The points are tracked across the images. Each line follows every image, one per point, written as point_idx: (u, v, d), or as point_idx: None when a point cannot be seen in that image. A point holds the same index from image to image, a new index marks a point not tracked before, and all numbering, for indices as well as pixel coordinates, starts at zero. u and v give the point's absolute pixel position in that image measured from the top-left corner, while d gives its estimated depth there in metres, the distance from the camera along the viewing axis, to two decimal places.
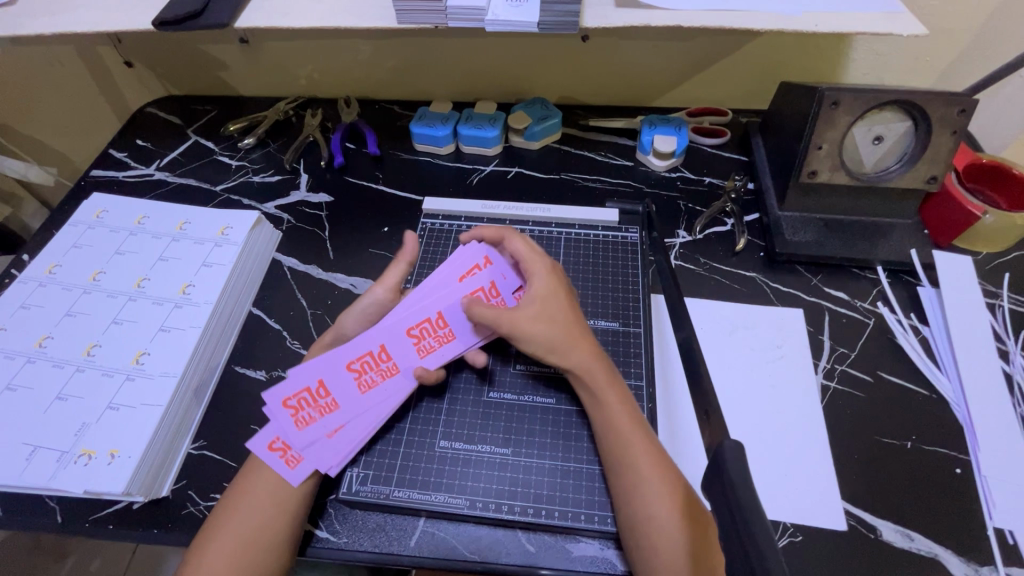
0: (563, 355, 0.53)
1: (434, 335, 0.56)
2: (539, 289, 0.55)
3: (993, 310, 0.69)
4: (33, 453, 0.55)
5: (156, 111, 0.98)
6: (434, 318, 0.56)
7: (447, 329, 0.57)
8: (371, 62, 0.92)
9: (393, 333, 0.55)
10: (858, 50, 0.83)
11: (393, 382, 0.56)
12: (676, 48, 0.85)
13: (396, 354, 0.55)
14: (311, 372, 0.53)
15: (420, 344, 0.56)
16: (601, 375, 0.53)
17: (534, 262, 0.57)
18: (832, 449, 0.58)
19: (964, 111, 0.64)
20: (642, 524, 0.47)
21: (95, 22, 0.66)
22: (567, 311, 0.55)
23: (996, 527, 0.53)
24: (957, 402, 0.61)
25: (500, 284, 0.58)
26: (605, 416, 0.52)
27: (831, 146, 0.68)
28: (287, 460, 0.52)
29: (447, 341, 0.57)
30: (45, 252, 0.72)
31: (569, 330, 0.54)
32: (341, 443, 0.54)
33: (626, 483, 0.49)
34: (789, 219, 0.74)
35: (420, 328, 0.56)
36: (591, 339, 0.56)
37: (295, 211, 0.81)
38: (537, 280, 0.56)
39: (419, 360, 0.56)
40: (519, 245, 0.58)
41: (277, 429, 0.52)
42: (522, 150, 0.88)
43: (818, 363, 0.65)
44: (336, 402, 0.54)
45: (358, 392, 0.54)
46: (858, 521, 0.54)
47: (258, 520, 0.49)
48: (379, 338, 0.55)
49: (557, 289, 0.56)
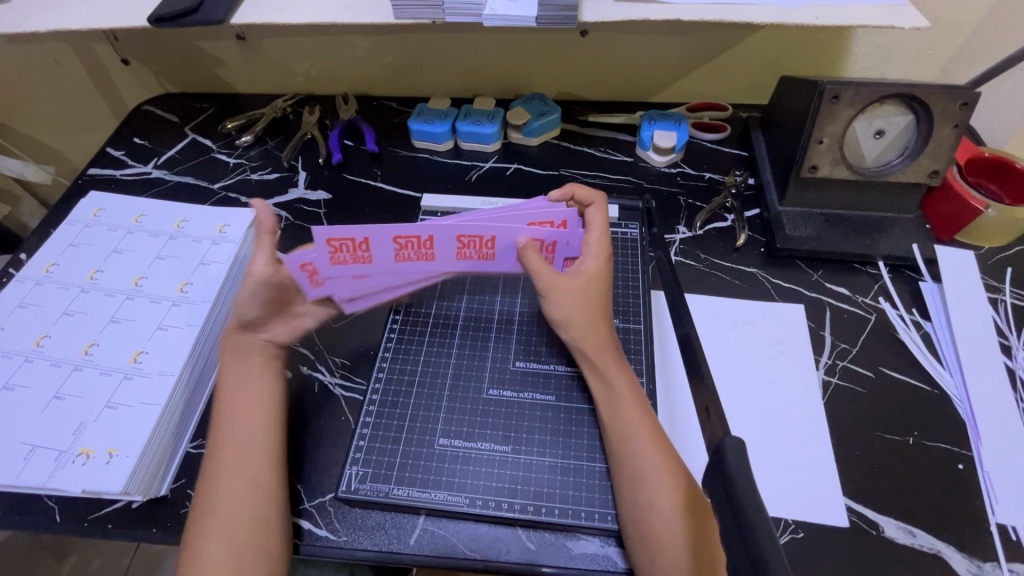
0: (587, 337, 0.55)
1: (479, 250, 0.58)
2: (587, 267, 0.57)
3: (995, 305, 0.69)
4: (30, 453, 0.55)
5: (153, 108, 0.97)
6: (488, 240, 0.57)
7: (491, 251, 0.58)
8: (369, 58, 0.91)
9: (447, 234, 0.55)
10: (858, 44, 0.83)
11: (422, 265, 0.58)
12: (676, 42, 0.85)
13: (440, 247, 0.56)
14: (366, 227, 0.53)
15: (463, 250, 0.58)
16: (614, 368, 0.54)
17: (594, 239, 0.59)
18: (834, 445, 0.58)
19: (966, 104, 0.63)
20: (643, 521, 0.47)
21: (91, 19, 0.66)
22: (600, 294, 0.57)
23: (999, 524, 0.53)
24: (960, 397, 0.61)
25: (560, 247, 0.59)
26: (615, 411, 0.52)
27: (832, 140, 0.67)
28: (312, 280, 0.56)
29: (484, 257, 0.59)
30: (42, 251, 0.71)
31: (594, 311, 0.56)
32: (357, 284, 0.59)
33: (630, 480, 0.49)
34: (790, 214, 0.74)
35: (470, 240, 0.57)
36: (612, 327, 0.57)
37: (293, 209, 0.81)
38: (591, 256, 0.58)
39: (452, 261, 0.58)
40: (598, 216, 0.60)
41: (312, 257, 0.54)
42: (521, 146, 0.88)
43: (820, 359, 0.64)
44: (372, 258, 0.56)
45: (393, 258, 0.56)
46: (859, 517, 0.53)
47: (248, 529, 0.47)
48: (433, 232, 0.55)
49: (604, 271, 0.58)
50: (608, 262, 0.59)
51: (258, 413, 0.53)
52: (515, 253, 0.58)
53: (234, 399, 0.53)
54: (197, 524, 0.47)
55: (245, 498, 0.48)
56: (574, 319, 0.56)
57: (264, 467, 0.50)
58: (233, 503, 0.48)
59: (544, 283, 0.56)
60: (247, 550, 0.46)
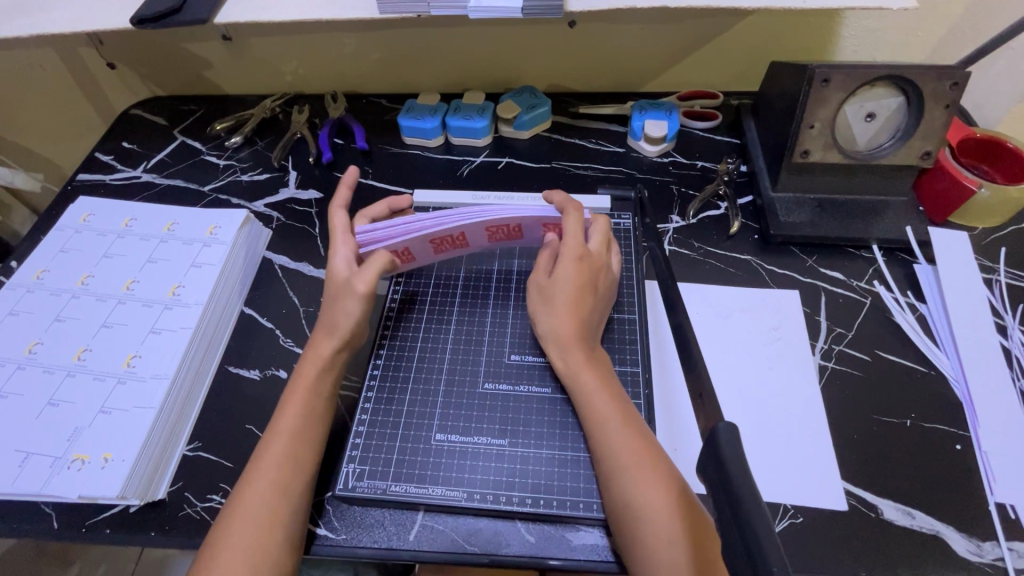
0: (569, 343, 0.55)
1: (508, 234, 0.64)
2: (560, 269, 0.57)
3: (990, 285, 0.69)
4: (25, 460, 0.55)
5: (141, 112, 0.96)
6: (513, 226, 0.63)
7: (519, 233, 0.64)
8: (357, 55, 0.90)
9: (476, 226, 0.61)
10: (847, 27, 0.82)
11: (461, 251, 0.66)
12: (666, 31, 0.84)
13: (472, 237, 0.64)
14: (403, 234, 0.61)
15: (492, 235, 0.64)
16: (595, 370, 0.54)
17: (568, 242, 0.58)
18: (831, 429, 0.58)
19: (957, 84, 0.63)
20: (624, 514, 0.47)
21: (72, 21, 0.65)
22: (581, 293, 0.56)
23: (997, 502, 0.53)
24: (956, 377, 0.61)
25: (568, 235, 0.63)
26: (590, 405, 0.52)
27: (823, 124, 0.67)
28: None
29: (514, 237, 0.65)
30: (32, 257, 0.71)
31: (564, 313, 0.56)
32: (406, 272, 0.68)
33: (610, 472, 0.49)
34: (783, 201, 0.74)
35: (497, 227, 0.63)
36: (587, 324, 0.56)
37: (285, 209, 0.80)
38: (566, 257, 0.57)
39: (488, 243, 0.66)
40: (572, 224, 0.59)
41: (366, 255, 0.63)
42: (512, 139, 0.87)
43: (816, 344, 0.64)
44: (415, 253, 0.64)
45: (433, 252, 0.65)
46: (858, 500, 0.53)
47: (267, 528, 0.46)
48: (464, 228, 0.61)
49: (582, 269, 0.57)
50: (585, 261, 0.58)
51: (311, 414, 0.52)
52: (541, 232, 0.64)
53: (304, 397, 0.53)
54: (226, 513, 0.48)
55: (271, 500, 0.47)
56: (548, 322, 0.56)
57: (294, 472, 0.49)
58: (255, 504, 0.47)
59: (536, 298, 0.59)
60: (261, 549, 0.45)
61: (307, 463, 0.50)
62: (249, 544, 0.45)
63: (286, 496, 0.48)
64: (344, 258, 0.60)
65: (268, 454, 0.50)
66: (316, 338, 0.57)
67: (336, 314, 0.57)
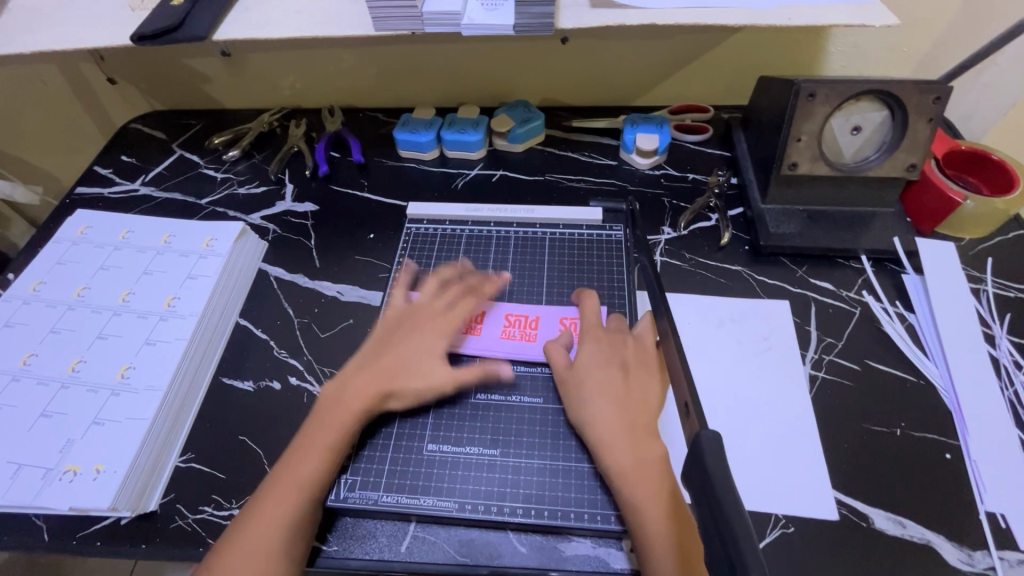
0: (611, 438, 0.51)
1: (523, 331, 0.63)
2: (581, 349, 0.58)
3: (978, 295, 0.70)
4: (17, 472, 0.55)
5: (140, 126, 0.98)
6: (532, 319, 0.64)
7: (534, 333, 0.63)
8: (354, 70, 0.92)
9: (496, 311, 0.65)
10: (834, 43, 0.84)
11: (471, 342, 0.62)
12: (656, 46, 0.86)
13: (488, 325, 0.64)
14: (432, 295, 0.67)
15: (507, 330, 0.63)
16: (647, 475, 0.49)
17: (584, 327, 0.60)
18: (822, 438, 0.58)
19: (939, 98, 0.64)
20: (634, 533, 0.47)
21: (74, 39, 0.66)
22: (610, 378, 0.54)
23: (988, 512, 0.53)
24: (945, 386, 0.62)
25: None
26: (638, 517, 0.47)
27: (810, 137, 0.68)
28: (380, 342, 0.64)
29: (529, 339, 0.62)
30: (29, 269, 0.71)
31: (587, 374, 0.55)
32: None
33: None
34: (773, 212, 0.75)
35: (516, 320, 0.64)
36: (604, 379, 0.54)
37: (281, 221, 0.81)
38: (585, 343, 0.58)
39: (500, 342, 0.62)
40: (590, 312, 0.61)
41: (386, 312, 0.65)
42: (506, 152, 0.89)
43: (806, 353, 0.65)
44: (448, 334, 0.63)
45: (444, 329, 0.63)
46: (849, 509, 0.54)
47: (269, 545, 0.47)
48: (484, 308, 0.65)
49: (602, 345, 0.57)
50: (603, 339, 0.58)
51: (333, 432, 0.53)
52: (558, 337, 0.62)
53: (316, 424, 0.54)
54: (232, 530, 0.49)
55: (274, 518, 0.48)
56: (572, 394, 0.55)
57: (297, 488, 0.50)
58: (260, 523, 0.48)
59: (564, 389, 0.57)
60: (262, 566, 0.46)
61: (303, 481, 0.50)
62: (252, 562, 0.46)
63: (291, 507, 0.49)
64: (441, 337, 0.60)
65: (289, 473, 0.51)
66: (365, 383, 0.56)
67: (410, 381, 0.56)
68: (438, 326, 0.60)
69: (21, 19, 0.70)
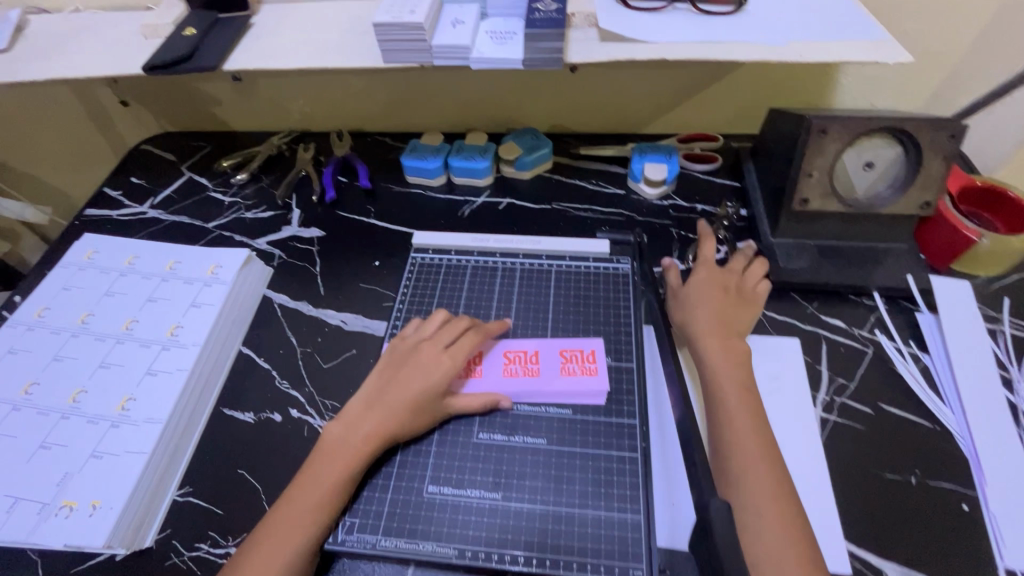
0: (715, 355, 0.60)
1: (525, 367, 0.62)
2: (694, 276, 0.68)
3: (995, 336, 0.68)
4: (13, 505, 0.54)
5: (150, 148, 0.99)
6: (531, 354, 0.63)
7: (535, 367, 0.62)
8: (363, 95, 0.92)
9: (494, 347, 0.64)
10: (845, 75, 0.83)
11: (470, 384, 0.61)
12: (665, 76, 0.86)
13: (488, 365, 0.62)
14: None
15: (508, 368, 0.62)
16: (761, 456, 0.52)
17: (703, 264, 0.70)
18: (834, 484, 0.57)
19: (954, 136, 0.63)
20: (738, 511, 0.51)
21: (87, 68, 0.67)
22: (714, 300, 0.64)
23: (1007, 569, 0.51)
24: (961, 433, 0.60)
25: (597, 358, 0.63)
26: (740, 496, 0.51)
27: (822, 173, 0.67)
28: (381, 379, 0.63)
29: (531, 374, 0.61)
30: (36, 295, 0.72)
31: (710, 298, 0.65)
32: None
33: (739, 485, 0.51)
34: (783, 246, 0.74)
35: (515, 355, 0.63)
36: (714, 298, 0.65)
37: (287, 247, 0.81)
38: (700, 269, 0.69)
39: (502, 382, 0.61)
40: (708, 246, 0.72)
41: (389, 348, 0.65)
42: (513, 180, 0.88)
43: (818, 395, 0.63)
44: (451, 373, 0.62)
45: None
46: (862, 563, 0.52)
47: None
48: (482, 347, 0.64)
49: (712, 275, 0.68)
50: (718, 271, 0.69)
51: (333, 473, 0.52)
52: (560, 370, 0.61)
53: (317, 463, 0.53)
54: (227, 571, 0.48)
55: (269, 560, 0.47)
56: (692, 313, 0.64)
57: (294, 528, 0.49)
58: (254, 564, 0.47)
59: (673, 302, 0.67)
60: None
61: (301, 523, 0.50)
62: None
63: (288, 550, 0.48)
64: (441, 376, 0.58)
65: (288, 511, 0.50)
66: (369, 427, 0.55)
67: (409, 427, 0.56)
68: (443, 363, 0.59)
69: (37, 47, 0.71)
